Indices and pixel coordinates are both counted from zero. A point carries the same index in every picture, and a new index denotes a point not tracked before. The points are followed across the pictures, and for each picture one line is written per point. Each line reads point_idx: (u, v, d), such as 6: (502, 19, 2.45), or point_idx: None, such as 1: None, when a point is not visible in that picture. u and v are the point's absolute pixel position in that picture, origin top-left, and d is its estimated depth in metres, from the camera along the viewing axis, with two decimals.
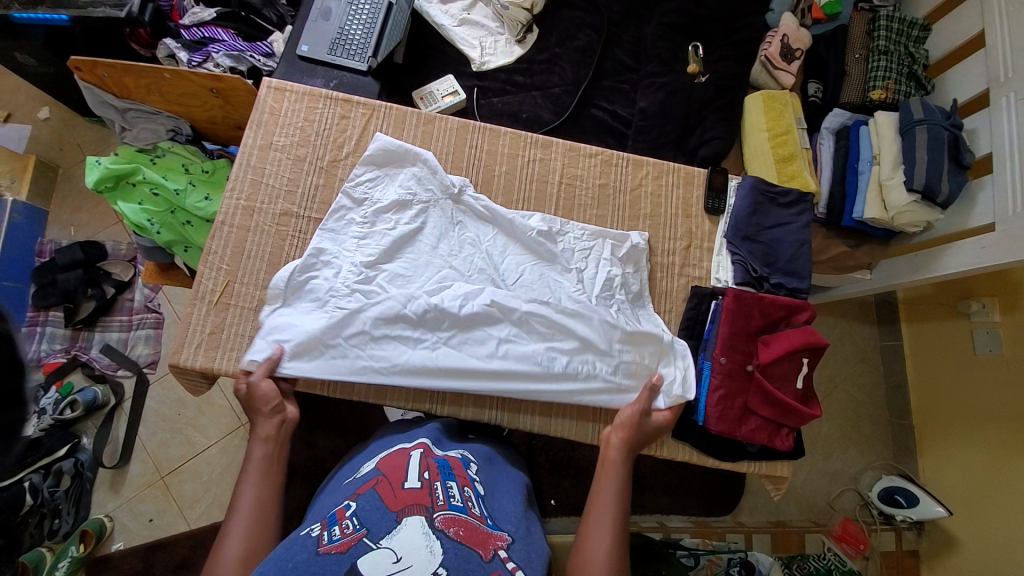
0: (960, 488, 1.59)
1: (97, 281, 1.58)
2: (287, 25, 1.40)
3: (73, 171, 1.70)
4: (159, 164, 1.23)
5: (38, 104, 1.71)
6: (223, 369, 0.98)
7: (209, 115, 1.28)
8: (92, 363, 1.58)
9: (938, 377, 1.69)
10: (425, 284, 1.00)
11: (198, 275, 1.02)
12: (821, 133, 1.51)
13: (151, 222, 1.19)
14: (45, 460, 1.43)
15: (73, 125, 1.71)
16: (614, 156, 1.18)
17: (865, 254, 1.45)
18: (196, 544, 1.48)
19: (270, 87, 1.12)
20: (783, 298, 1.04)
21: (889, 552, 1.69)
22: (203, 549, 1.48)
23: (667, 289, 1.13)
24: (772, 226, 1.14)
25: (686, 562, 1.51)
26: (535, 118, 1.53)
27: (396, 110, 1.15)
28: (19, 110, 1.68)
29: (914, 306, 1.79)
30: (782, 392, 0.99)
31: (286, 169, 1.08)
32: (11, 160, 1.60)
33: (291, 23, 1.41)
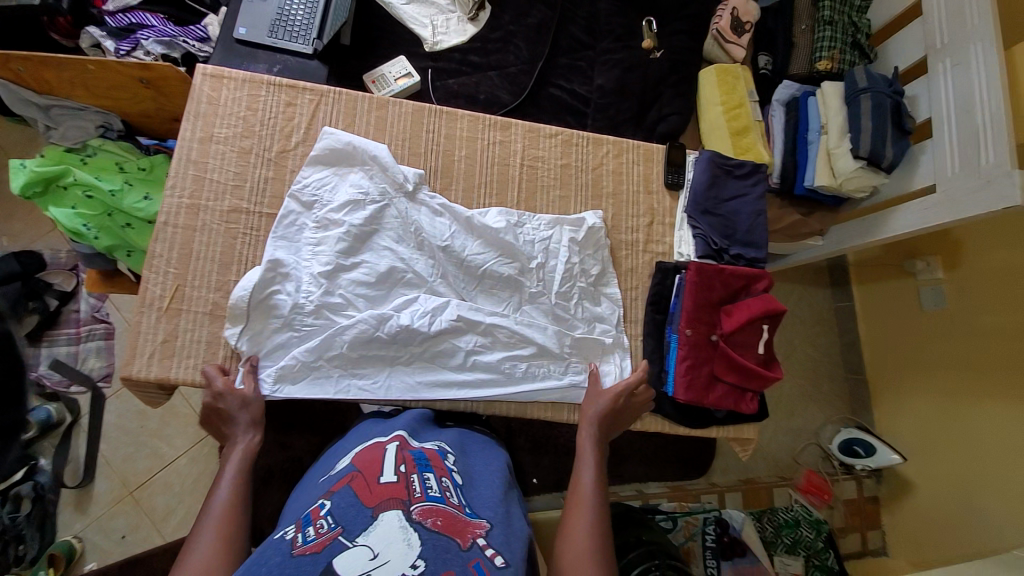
0: (912, 436, 1.71)
1: (38, 293, 1.49)
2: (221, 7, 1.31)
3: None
4: (91, 164, 1.15)
5: None
6: (182, 378, 0.94)
7: (142, 109, 1.19)
8: (42, 380, 1.48)
9: (888, 335, 1.79)
10: (392, 294, 0.99)
11: (145, 282, 0.96)
12: (772, 105, 1.54)
13: (87, 227, 1.12)
14: (1, 486, 1.36)
15: None
16: (574, 135, 1.18)
17: (818, 222, 1.51)
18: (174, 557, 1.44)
19: (206, 74, 1.05)
20: (741, 268, 1.08)
21: (852, 500, 1.81)
22: None
23: (632, 266, 1.14)
24: (729, 198, 1.16)
25: (665, 525, 1.57)
26: (494, 99, 1.50)
27: (346, 95, 1.10)
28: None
29: (865, 268, 1.88)
30: (745, 358, 1.03)
31: (231, 163, 1.02)
32: None
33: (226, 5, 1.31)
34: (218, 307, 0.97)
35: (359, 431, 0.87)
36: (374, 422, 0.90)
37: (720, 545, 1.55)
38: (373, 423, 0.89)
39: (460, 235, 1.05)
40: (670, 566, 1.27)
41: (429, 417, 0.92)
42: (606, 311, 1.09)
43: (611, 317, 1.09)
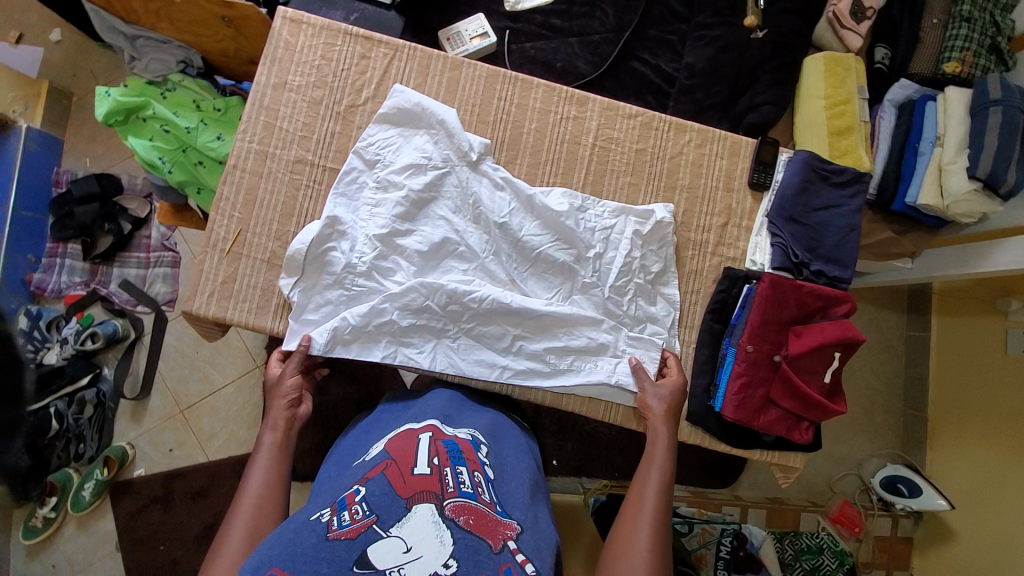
0: (962, 484, 1.58)
1: (114, 216, 1.56)
2: None
3: (87, 100, 1.65)
4: (170, 99, 1.16)
5: (50, 25, 1.62)
6: (235, 320, 0.97)
7: (221, 47, 1.19)
8: (111, 298, 1.59)
9: (961, 376, 1.63)
10: (444, 263, 0.98)
11: (210, 222, 0.98)
12: (883, 104, 1.37)
13: (162, 160, 1.15)
14: (69, 389, 1.49)
15: (87, 49, 1.63)
16: (656, 118, 1.08)
17: (911, 243, 1.35)
18: (213, 474, 1.56)
19: (285, 18, 1.03)
20: (822, 288, 0.97)
21: (883, 535, 1.70)
22: (221, 479, 1.56)
23: (697, 269, 1.06)
24: (820, 208, 1.05)
25: (680, 528, 1.55)
26: (571, 69, 1.42)
27: (421, 51, 1.05)
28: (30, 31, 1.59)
29: (947, 298, 1.69)
30: (808, 386, 0.95)
31: (301, 113, 1.01)
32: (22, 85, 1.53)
33: None
34: (275, 256, 0.98)
35: (389, 412, 0.86)
36: (397, 403, 0.89)
37: (733, 558, 1.52)
38: (401, 403, 0.88)
39: (518, 214, 1.00)
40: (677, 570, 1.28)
41: (460, 397, 0.91)
42: (661, 312, 1.02)
43: (665, 320, 1.02)
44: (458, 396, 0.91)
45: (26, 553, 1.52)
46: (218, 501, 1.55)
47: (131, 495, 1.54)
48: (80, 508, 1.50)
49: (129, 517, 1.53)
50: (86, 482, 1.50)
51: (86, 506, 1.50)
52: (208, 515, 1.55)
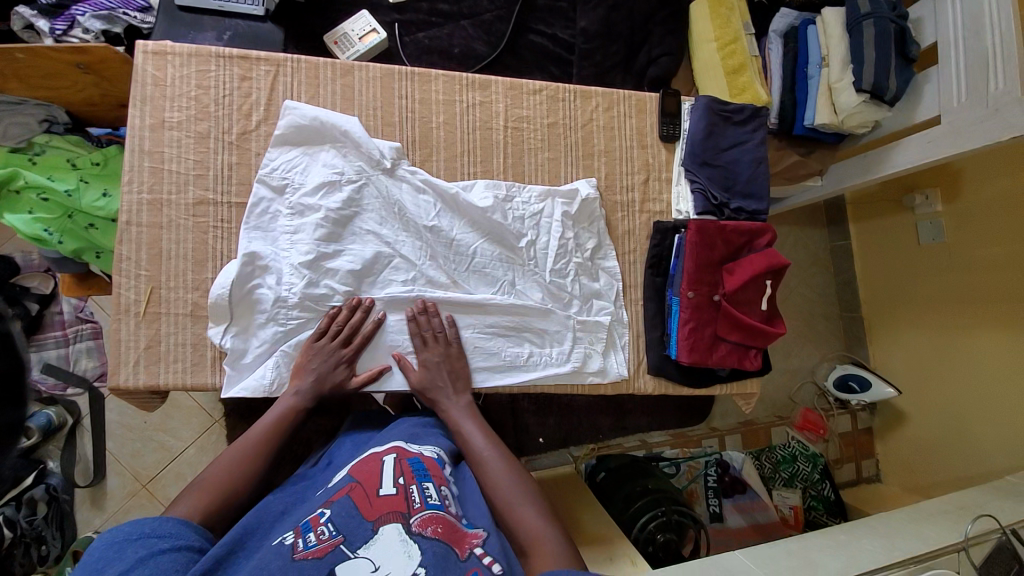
0: (907, 371, 1.73)
1: (16, 299, 1.44)
2: None
3: None
4: (41, 163, 1.04)
5: None
6: (171, 384, 0.91)
7: (84, 97, 1.08)
8: (36, 385, 1.47)
9: (883, 271, 1.78)
10: (381, 278, 0.96)
11: (116, 287, 0.90)
12: (769, 36, 1.45)
13: (49, 231, 1.03)
14: (14, 492, 1.36)
15: None
16: (561, 89, 1.08)
17: (816, 161, 1.45)
18: None
19: (147, 52, 0.94)
20: (744, 223, 1.02)
21: (846, 432, 1.85)
22: None
23: (629, 229, 1.08)
24: (728, 146, 1.09)
25: (668, 471, 1.62)
26: (470, 52, 1.40)
27: (307, 62, 0.99)
28: None
29: (861, 205, 1.84)
30: (747, 316, 1.00)
31: (189, 150, 0.94)
32: None
33: None
34: (199, 308, 0.92)
35: (356, 440, 0.86)
36: (355, 436, 0.87)
37: (721, 484, 1.63)
38: (362, 439, 0.86)
39: (446, 214, 0.99)
40: (677, 511, 1.35)
41: (424, 422, 0.88)
42: (604, 286, 1.04)
43: (610, 293, 1.05)
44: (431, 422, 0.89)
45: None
46: None
47: None
48: None
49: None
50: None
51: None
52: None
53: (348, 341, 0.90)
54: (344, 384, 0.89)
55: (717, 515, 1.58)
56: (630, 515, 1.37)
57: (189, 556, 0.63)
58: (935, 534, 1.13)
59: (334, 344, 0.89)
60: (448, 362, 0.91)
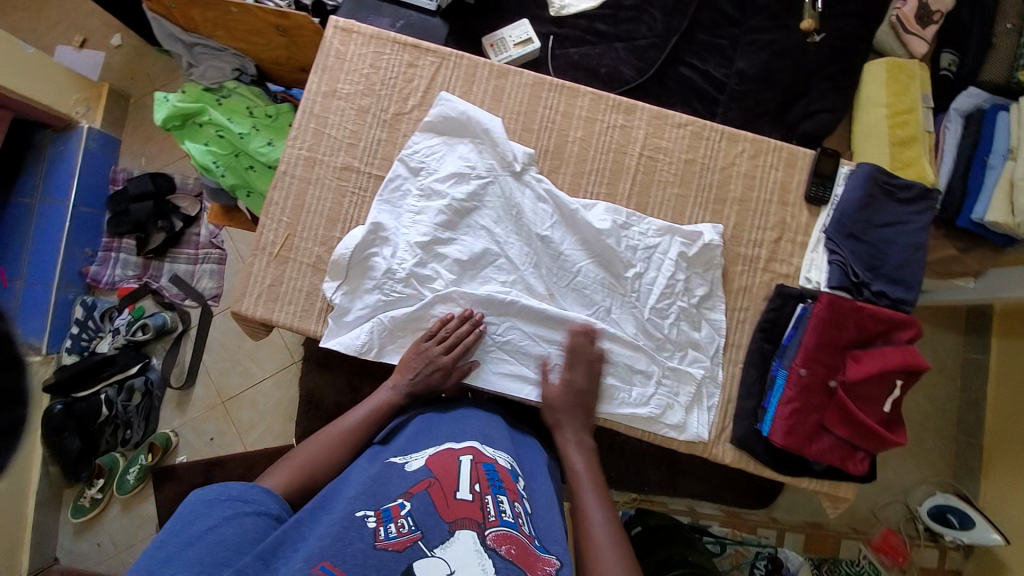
0: (1022, 523, 1.46)
1: (167, 214, 1.66)
2: None
3: (143, 101, 1.75)
4: (225, 105, 1.20)
5: (111, 31, 1.74)
6: (282, 323, 0.99)
7: (274, 55, 1.22)
8: (161, 291, 1.68)
9: (1019, 402, 1.51)
10: (484, 274, 0.97)
11: (260, 226, 1.00)
12: (948, 114, 1.30)
13: (216, 164, 1.18)
14: (119, 376, 1.59)
15: (143, 56, 1.75)
16: (707, 127, 1.03)
17: (974, 260, 1.28)
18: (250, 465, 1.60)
19: (337, 27, 1.04)
20: (884, 310, 0.91)
21: (929, 568, 1.59)
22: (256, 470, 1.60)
23: (746, 285, 1.01)
24: (881, 224, 0.98)
25: (712, 549, 1.52)
26: (615, 74, 1.40)
27: (468, 60, 1.04)
28: (93, 36, 1.72)
29: (1010, 319, 1.57)
30: (864, 412, 0.89)
31: (349, 120, 1.02)
32: (84, 88, 1.65)
33: None
34: (321, 261, 1.00)
35: (433, 421, 0.83)
36: (432, 413, 0.85)
37: None
38: (435, 416, 0.84)
39: (560, 227, 0.99)
40: None
41: (499, 423, 0.85)
42: (704, 338, 0.98)
43: (709, 347, 0.98)
44: (502, 425, 0.86)
45: (74, 532, 1.61)
46: None
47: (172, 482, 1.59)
48: (124, 490, 1.57)
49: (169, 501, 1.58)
50: (130, 466, 1.58)
51: (129, 489, 1.57)
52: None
53: (451, 348, 0.91)
54: (436, 388, 0.89)
55: None
56: None
57: (269, 523, 0.68)
58: None
59: (438, 348, 0.90)
60: (589, 396, 0.91)
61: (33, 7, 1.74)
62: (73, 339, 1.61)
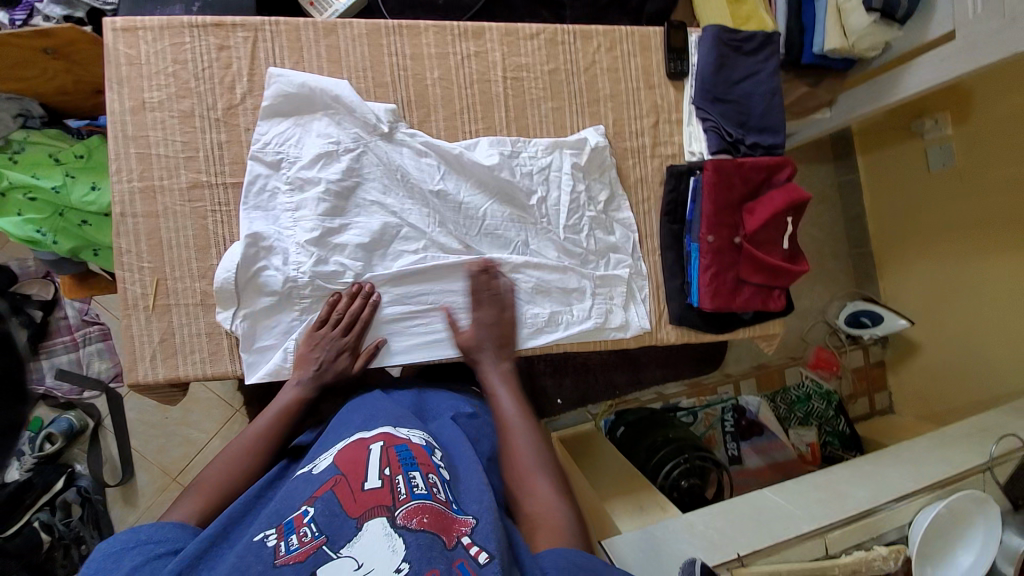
0: (917, 299, 1.73)
1: (18, 308, 1.41)
2: None
3: None
4: (21, 161, 0.99)
5: None
6: (192, 375, 0.89)
7: (54, 85, 1.01)
8: (52, 393, 1.46)
9: (893, 201, 1.74)
10: (392, 249, 0.93)
11: (120, 281, 0.87)
12: None
13: (41, 232, 0.99)
14: (46, 497, 1.40)
15: None
16: (559, 31, 1.00)
17: (826, 91, 1.42)
18: None
19: (115, 29, 0.87)
20: (762, 159, 0.98)
21: (859, 367, 1.86)
22: None
23: (641, 176, 1.03)
24: (740, 79, 1.03)
25: (686, 419, 1.64)
26: (455, 3, 1.31)
27: (286, 25, 0.92)
28: None
29: (871, 135, 1.78)
30: (770, 256, 0.97)
31: (176, 132, 0.89)
32: None
33: None
34: (209, 295, 0.89)
35: (343, 417, 0.79)
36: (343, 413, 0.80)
37: (738, 428, 1.65)
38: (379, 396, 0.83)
39: (451, 177, 0.95)
40: (698, 457, 1.36)
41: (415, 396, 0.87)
42: (621, 239, 1.01)
43: (627, 245, 1.02)
44: (406, 398, 0.85)
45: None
46: None
47: None
48: None
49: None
50: None
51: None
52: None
53: (348, 328, 0.88)
54: (347, 371, 0.87)
55: (736, 458, 1.60)
56: (653, 467, 1.39)
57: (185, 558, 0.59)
58: (959, 455, 1.17)
59: (336, 332, 0.86)
60: (501, 324, 0.90)
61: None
62: None
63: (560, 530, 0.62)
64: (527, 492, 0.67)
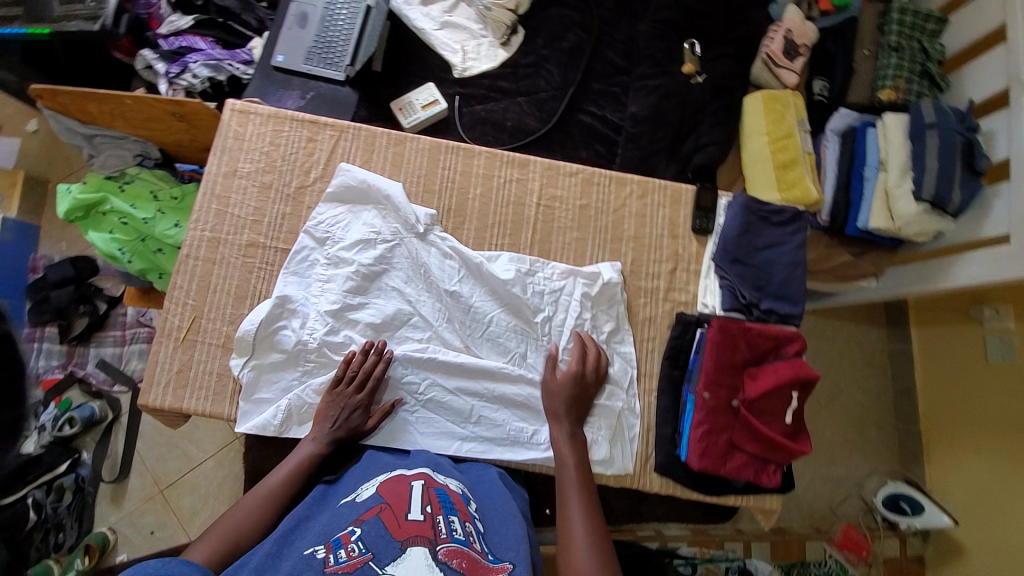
0: (965, 498, 1.53)
1: (89, 297, 1.61)
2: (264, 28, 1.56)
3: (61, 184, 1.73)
4: (128, 192, 1.19)
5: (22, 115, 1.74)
6: (193, 409, 0.97)
7: (174, 140, 1.23)
8: (89, 379, 1.61)
9: (944, 383, 1.62)
10: (398, 335, 0.99)
11: (164, 311, 0.99)
12: (827, 134, 1.47)
13: (122, 251, 1.16)
14: (47, 477, 1.49)
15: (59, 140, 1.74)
16: (596, 174, 1.11)
17: (870, 263, 1.42)
18: None
19: (233, 110, 1.07)
20: (772, 328, 0.98)
21: (892, 559, 1.64)
22: None
23: (650, 316, 1.06)
24: (764, 246, 1.06)
25: (684, 571, 1.39)
26: (521, 126, 1.50)
27: (365, 131, 1.09)
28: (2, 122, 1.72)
29: (925, 310, 1.69)
30: (768, 427, 0.94)
31: (251, 198, 1.04)
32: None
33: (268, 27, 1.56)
34: (229, 340, 0.99)
35: (367, 460, 0.89)
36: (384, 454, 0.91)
37: None
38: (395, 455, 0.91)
39: (468, 281, 1.02)
40: None
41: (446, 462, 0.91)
42: (618, 372, 1.02)
43: (623, 380, 1.01)
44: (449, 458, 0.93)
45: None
46: None
47: None
48: None
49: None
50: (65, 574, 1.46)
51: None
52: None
53: (362, 386, 0.93)
54: (360, 430, 0.92)
55: None
56: None
57: None
58: None
59: (351, 390, 0.92)
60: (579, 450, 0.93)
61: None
62: None
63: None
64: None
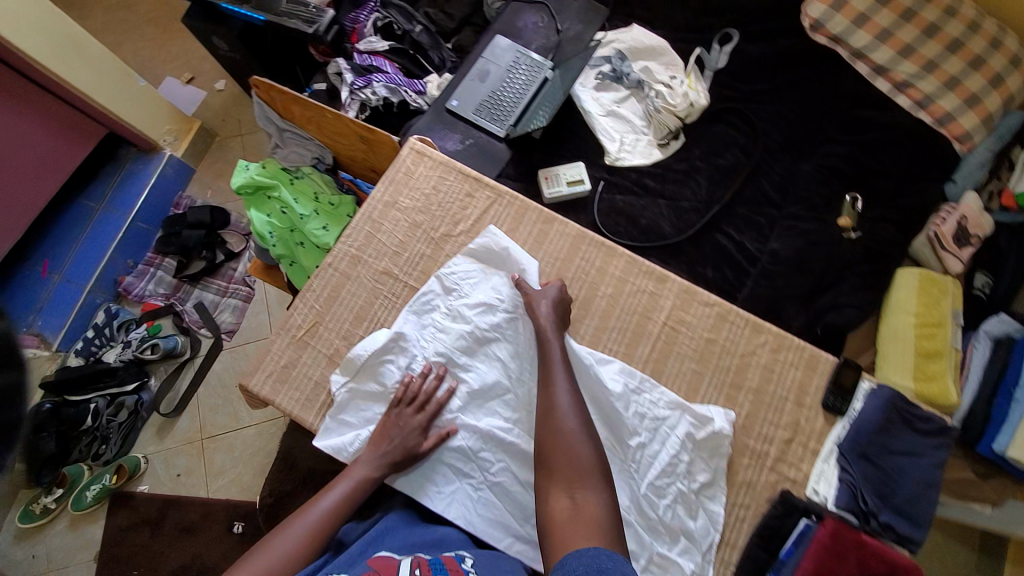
0: None
1: (212, 246, 1.76)
2: (444, 67, 1.71)
3: (225, 141, 1.92)
4: (296, 186, 1.30)
5: (217, 76, 1.98)
6: (282, 406, 1.00)
7: (351, 152, 1.35)
8: (183, 314, 1.71)
9: None
10: (491, 410, 0.97)
11: (293, 307, 1.06)
12: (978, 334, 1.30)
13: (271, 234, 1.27)
14: (114, 390, 1.60)
15: (238, 103, 1.95)
16: (733, 312, 1.06)
17: (993, 490, 1.20)
18: (207, 513, 1.56)
19: (412, 149, 1.16)
20: (891, 552, 0.87)
21: None
22: (212, 521, 1.55)
23: (750, 482, 0.97)
24: (899, 452, 0.96)
25: None
26: (655, 227, 1.48)
27: (519, 201, 1.13)
28: (201, 78, 1.97)
29: None
30: None
31: (400, 231, 1.10)
32: (180, 121, 1.82)
33: (448, 68, 1.71)
34: (337, 354, 1.03)
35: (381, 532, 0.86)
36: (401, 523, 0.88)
37: None
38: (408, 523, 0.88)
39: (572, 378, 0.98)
40: None
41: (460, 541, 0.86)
42: (700, 531, 0.92)
43: (702, 541, 0.92)
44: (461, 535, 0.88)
45: (15, 536, 1.55)
46: (203, 542, 1.53)
47: (127, 511, 1.56)
48: (79, 507, 1.53)
49: (119, 529, 1.54)
50: (92, 483, 1.55)
51: (84, 507, 1.53)
52: (188, 553, 1.52)
53: (422, 407, 0.94)
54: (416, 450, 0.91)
55: None
56: None
57: None
58: None
59: (410, 410, 0.93)
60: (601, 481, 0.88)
61: (157, 41, 2.01)
62: (86, 342, 1.64)
63: (592, 535, 0.71)
64: (549, 500, 0.78)
